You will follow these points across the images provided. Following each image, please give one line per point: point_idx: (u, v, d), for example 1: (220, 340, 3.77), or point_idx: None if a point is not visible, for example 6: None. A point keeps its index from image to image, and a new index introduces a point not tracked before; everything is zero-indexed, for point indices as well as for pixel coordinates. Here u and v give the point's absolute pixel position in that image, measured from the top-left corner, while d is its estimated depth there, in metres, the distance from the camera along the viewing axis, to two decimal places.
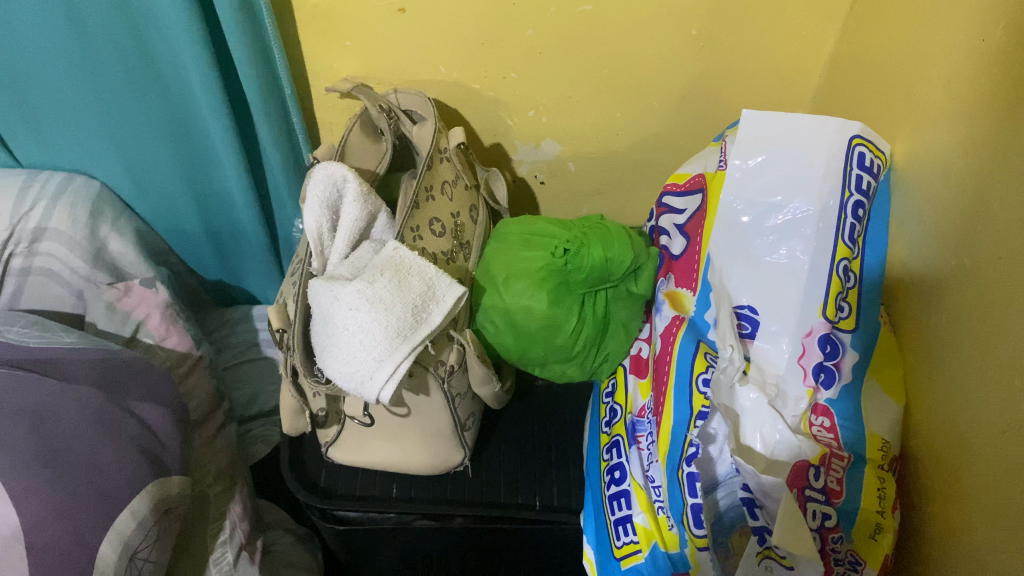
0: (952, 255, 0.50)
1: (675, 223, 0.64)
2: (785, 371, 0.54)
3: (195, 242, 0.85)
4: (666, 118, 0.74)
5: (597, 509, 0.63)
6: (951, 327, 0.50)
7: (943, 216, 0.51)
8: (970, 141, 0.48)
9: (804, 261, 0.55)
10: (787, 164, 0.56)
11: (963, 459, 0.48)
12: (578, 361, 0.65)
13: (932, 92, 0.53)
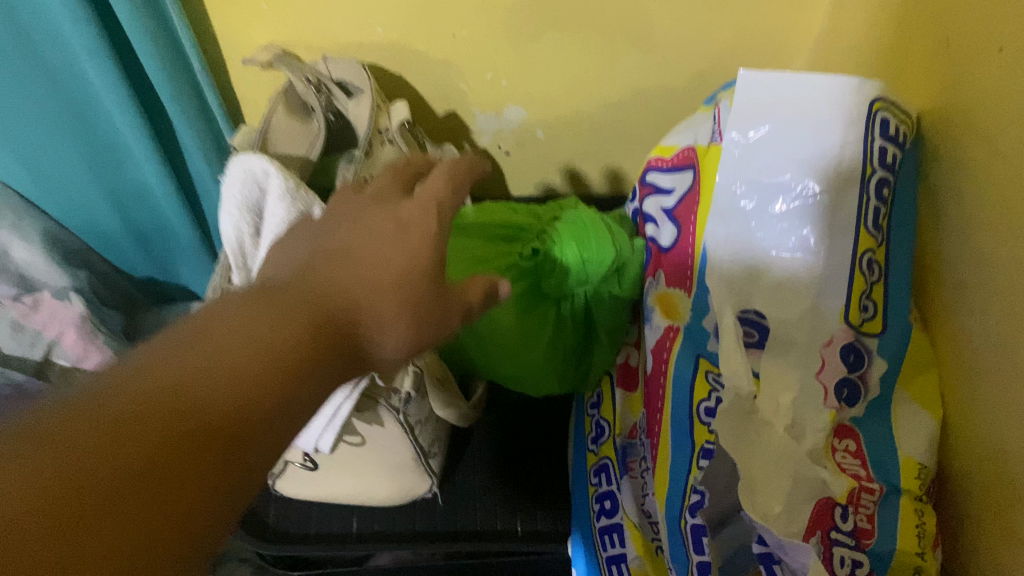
0: (992, 245, 0.40)
1: (663, 207, 0.55)
2: (801, 389, 0.45)
3: (117, 240, 0.75)
4: (642, 78, 0.64)
5: (585, 539, 0.55)
6: (991, 335, 0.41)
7: (981, 194, 0.41)
8: (1004, 94, 0.39)
9: (818, 254, 0.45)
10: (794, 138, 0.46)
11: (1003, 484, 0.40)
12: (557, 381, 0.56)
13: (956, 35, 0.43)
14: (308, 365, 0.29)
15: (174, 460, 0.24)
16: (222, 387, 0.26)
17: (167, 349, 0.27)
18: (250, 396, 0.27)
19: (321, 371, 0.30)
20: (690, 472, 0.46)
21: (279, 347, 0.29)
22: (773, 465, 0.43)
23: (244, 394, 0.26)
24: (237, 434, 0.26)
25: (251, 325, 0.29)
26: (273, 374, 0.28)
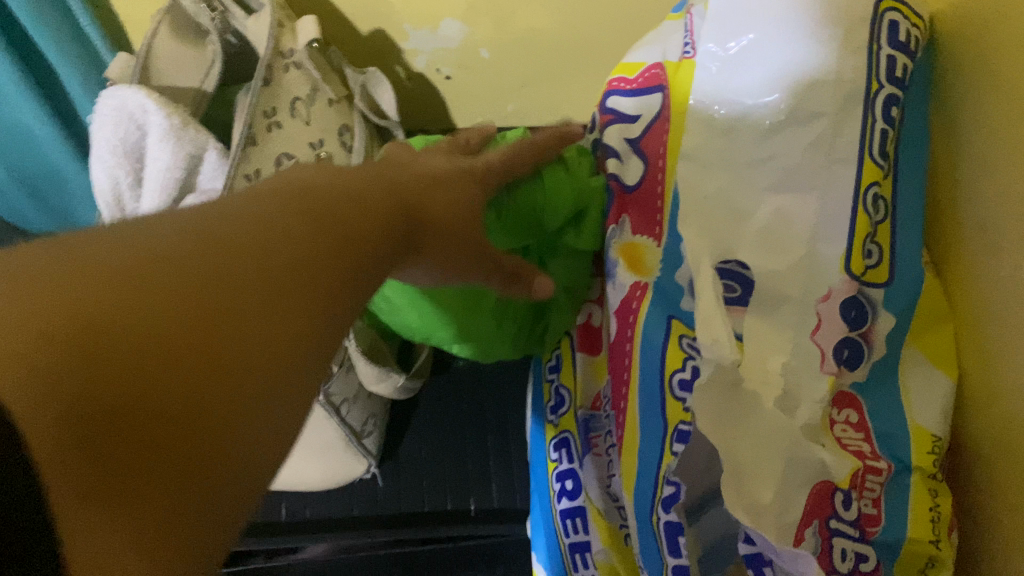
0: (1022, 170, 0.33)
1: (627, 137, 0.45)
2: (794, 355, 0.38)
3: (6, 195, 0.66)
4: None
5: (547, 521, 0.49)
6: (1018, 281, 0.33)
7: (1008, 107, 0.33)
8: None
9: (810, 192, 0.38)
10: (783, 46, 0.38)
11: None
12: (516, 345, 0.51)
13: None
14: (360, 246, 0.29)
15: (244, 313, 0.24)
16: (286, 241, 0.26)
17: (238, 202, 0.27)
18: (328, 253, 0.27)
19: (382, 248, 0.30)
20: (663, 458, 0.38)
21: (346, 217, 0.29)
22: (759, 448, 0.36)
23: (315, 253, 0.27)
24: (308, 287, 0.26)
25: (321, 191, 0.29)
26: (340, 237, 0.28)
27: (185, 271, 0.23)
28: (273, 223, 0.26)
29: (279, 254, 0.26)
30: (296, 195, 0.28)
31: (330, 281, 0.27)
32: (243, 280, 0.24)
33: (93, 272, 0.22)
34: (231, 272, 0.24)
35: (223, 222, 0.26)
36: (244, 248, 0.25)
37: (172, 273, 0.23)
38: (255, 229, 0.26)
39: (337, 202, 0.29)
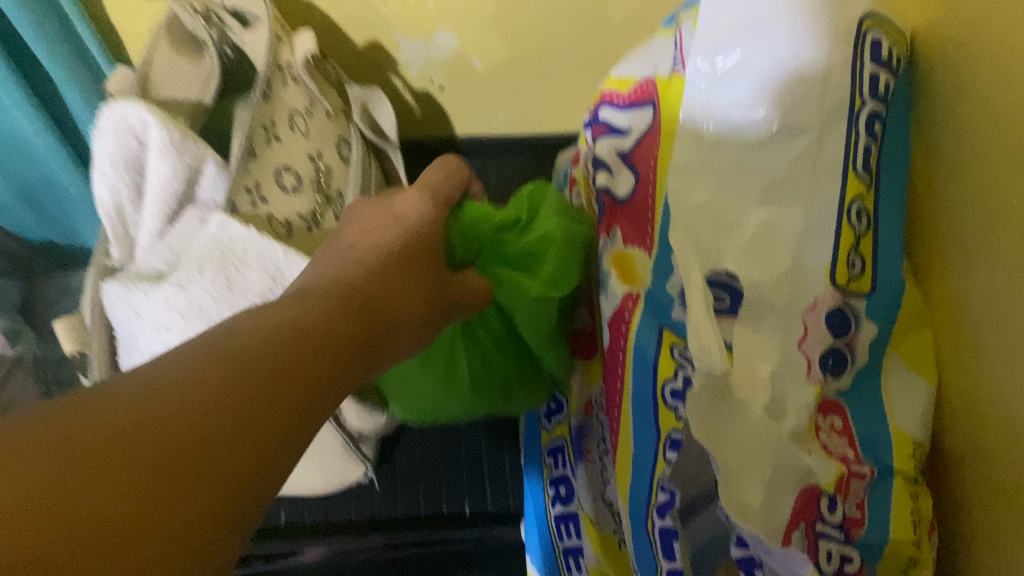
0: (995, 179, 0.34)
1: (618, 150, 0.47)
2: (782, 364, 0.39)
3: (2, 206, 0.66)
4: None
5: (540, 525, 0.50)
6: (993, 287, 0.35)
7: (982, 118, 0.35)
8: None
9: (796, 204, 0.39)
10: (768, 63, 0.39)
11: (1005, 462, 0.34)
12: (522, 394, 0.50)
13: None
14: (329, 357, 0.29)
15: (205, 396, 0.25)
16: (263, 373, 0.27)
17: (205, 338, 0.28)
18: (304, 375, 0.28)
19: (357, 355, 0.31)
20: (656, 467, 0.40)
21: (319, 329, 0.30)
22: (749, 456, 0.37)
23: (293, 377, 0.28)
24: (283, 413, 0.27)
25: (289, 310, 0.30)
26: (316, 354, 0.29)
27: (170, 416, 0.24)
28: (251, 358, 0.27)
29: (259, 386, 0.26)
30: (274, 324, 0.29)
31: (304, 403, 0.28)
32: (226, 417, 0.25)
33: (88, 425, 0.22)
34: (219, 415, 0.25)
35: (208, 365, 0.26)
36: (228, 385, 0.26)
37: (161, 424, 0.23)
38: (234, 367, 0.26)
39: (308, 317, 0.30)
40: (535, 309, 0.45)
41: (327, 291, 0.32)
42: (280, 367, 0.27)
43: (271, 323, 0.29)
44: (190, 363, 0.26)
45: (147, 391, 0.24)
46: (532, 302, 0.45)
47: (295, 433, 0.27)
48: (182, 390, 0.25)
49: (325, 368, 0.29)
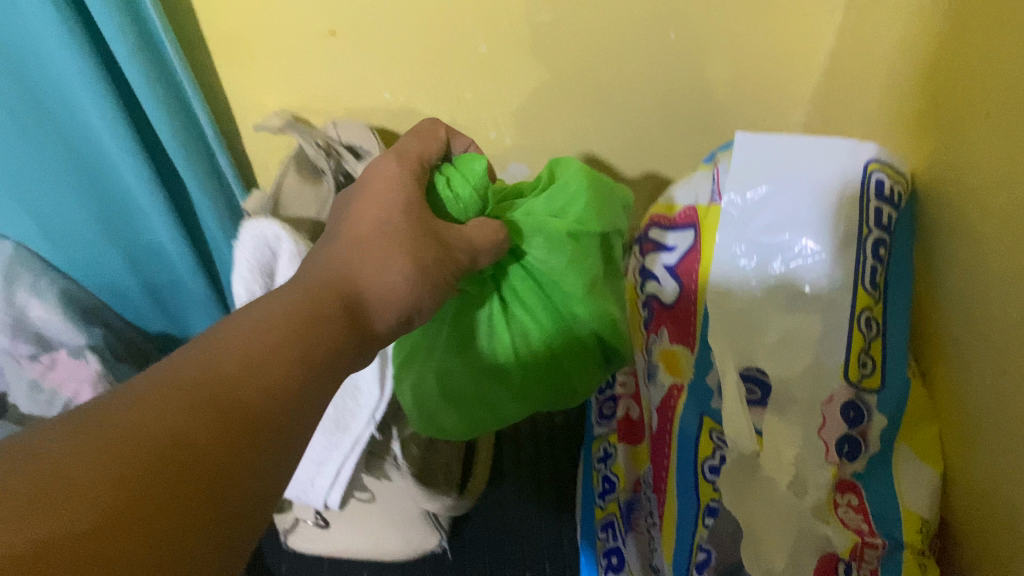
0: (972, 281, 0.42)
1: (665, 265, 0.56)
2: (805, 449, 0.45)
3: (134, 302, 0.78)
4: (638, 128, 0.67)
5: None
6: (976, 370, 0.42)
7: (960, 232, 0.43)
8: (972, 139, 0.41)
9: (814, 312, 0.46)
10: (791, 197, 0.48)
11: (1002, 523, 0.40)
12: (549, 361, 0.50)
13: (923, 90, 0.46)
14: (307, 376, 0.32)
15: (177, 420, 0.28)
16: (250, 396, 0.30)
17: (189, 354, 0.31)
18: (282, 392, 0.31)
19: (315, 379, 0.33)
20: (696, 530, 0.49)
21: (298, 346, 0.33)
22: (775, 521, 0.45)
23: (270, 399, 0.31)
24: (261, 428, 0.30)
25: (268, 322, 0.33)
26: (297, 376, 0.32)
27: (156, 436, 0.27)
28: (234, 379, 0.30)
29: (239, 408, 0.29)
30: (248, 340, 0.32)
31: (279, 419, 0.31)
32: (207, 438, 0.28)
33: (79, 440, 0.26)
34: (201, 436, 0.28)
35: (188, 385, 0.29)
36: (213, 408, 0.29)
37: (153, 439, 0.27)
38: (225, 388, 0.30)
39: (286, 334, 0.33)
40: (568, 271, 0.47)
41: (293, 299, 0.35)
42: (264, 391, 0.31)
43: (252, 344, 0.32)
44: (169, 383, 0.29)
45: (130, 409, 0.27)
46: (569, 265, 0.47)
47: (277, 446, 0.30)
48: (163, 407, 0.28)
49: (303, 390, 0.32)
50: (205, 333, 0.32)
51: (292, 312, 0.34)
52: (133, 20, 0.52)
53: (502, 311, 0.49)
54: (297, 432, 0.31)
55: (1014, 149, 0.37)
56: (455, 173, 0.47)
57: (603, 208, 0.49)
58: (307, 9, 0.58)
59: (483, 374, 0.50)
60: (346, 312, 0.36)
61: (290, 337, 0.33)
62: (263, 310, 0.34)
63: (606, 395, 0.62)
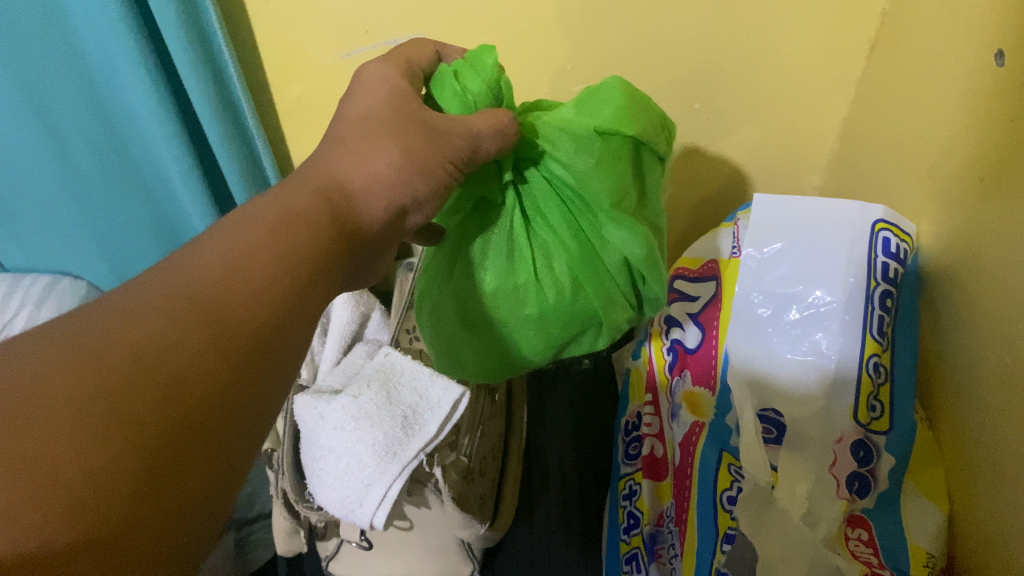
0: (965, 325, 0.46)
1: (689, 312, 0.61)
2: (816, 484, 0.49)
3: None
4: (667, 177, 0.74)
5: None
6: (971, 407, 0.45)
7: (952, 282, 0.48)
8: (961, 202, 0.46)
9: (831, 357, 0.50)
10: (805, 252, 0.53)
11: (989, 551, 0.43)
12: (577, 304, 0.43)
13: (921, 158, 0.52)
14: (301, 303, 0.29)
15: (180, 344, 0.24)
16: (245, 318, 0.26)
17: (173, 280, 0.26)
18: (277, 317, 0.27)
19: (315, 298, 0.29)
20: (714, 556, 0.51)
21: (297, 268, 0.29)
22: (791, 549, 0.48)
23: (269, 326, 0.27)
24: (254, 360, 0.26)
25: (264, 234, 0.29)
26: (294, 299, 0.28)
27: (146, 371, 0.23)
28: (224, 303, 0.26)
29: (235, 334, 0.26)
30: (238, 257, 0.27)
31: (274, 345, 0.27)
32: (203, 374, 0.24)
33: (66, 369, 0.22)
34: (200, 373, 0.24)
35: (173, 306, 0.25)
36: (208, 329, 0.25)
37: (144, 369, 0.23)
38: (212, 296, 0.26)
39: (281, 255, 0.28)
40: (598, 177, 0.41)
41: (275, 215, 0.30)
42: (260, 316, 0.27)
43: (247, 261, 0.27)
44: (154, 302, 0.25)
45: (111, 334, 0.23)
46: (597, 173, 0.41)
47: (271, 383, 0.27)
48: (157, 330, 0.24)
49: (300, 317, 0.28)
50: (174, 258, 0.27)
51: (288, 226, 0.30)
52: (219, 95, 0.59)
53: (523, 231, 0.44)
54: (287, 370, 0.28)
55: (997, 216, 0.42)
56: (463, 65, 0.42)
57: (636, 108, 0.44)
58: None
59: (499, 306, 0.43)
60: (339, 227, 0.32)
61: (283, 266, 0.28)
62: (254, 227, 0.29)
63: (631, 436, 0.67)
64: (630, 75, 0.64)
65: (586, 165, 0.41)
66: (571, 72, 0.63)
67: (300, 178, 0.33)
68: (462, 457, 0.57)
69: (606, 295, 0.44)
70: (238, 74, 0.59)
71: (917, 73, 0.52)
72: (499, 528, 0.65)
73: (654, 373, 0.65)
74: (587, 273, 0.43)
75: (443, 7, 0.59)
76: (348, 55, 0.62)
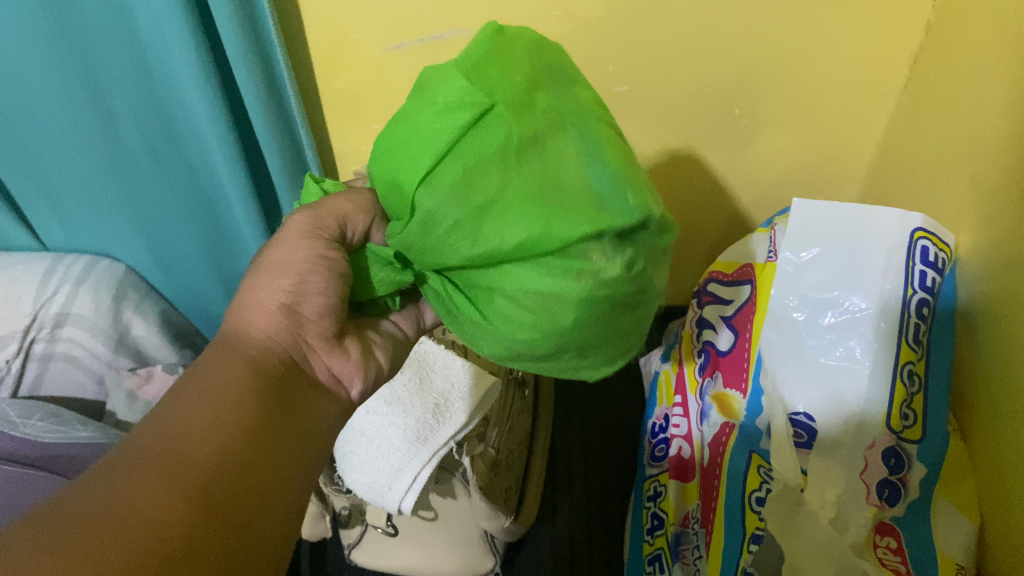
0: (995, 334, 0.46)
1: (722, 315, 0.63)
2: (846, 487, 0.49)
3: (216, 317, 0.91)
4: (703, 185, 0.74)
5: None
6: (1001, 416, 0.44)
7: (985, 291, 0.47)
8: (1000, 213, 0.46)
9: (864, 363, 0.50)
10: (842, 258, 0.53)
11: (1008, 561, 0.43)
12: (577, 313, 0.37)
13: (960, 169, 0.52)
14: (260, 447, 0.33)
15: (161, 495, 0.28)
16: (215, 465, 0.31)
17: (149, 446, 0.31)
18: (238, 462, 0.32)
19: (275, 441, 0.34)
20: (742, 555, 0.53)
21: (243, 418, 0.33)
22: (820, 554, 0.48)
23: (225, 466, 0.31)
24: (219, 497, 0.30)
25: (203, 393, 0.34)
26: (244, 439, 0.33)
27: (126, 521, 0.27)
28: (183, 456, 0.30)
29: (193, 476, 0.30)
30: (202, 415, 0.32)
31: (244, 481, 0.32)
32: (174, 512, 0.28)
33: (72, 528, 0.26)
34: (174, 516, 0.28)
35: (131, 467, 0.29)
36: (169, 476, 0.29)
37: (134, 527, 0.27)
38: (182, 451, 0.31)
39: (227, 411, 0.33)
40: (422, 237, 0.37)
41: (229, 379, 0.35)
42: (214, 458, 0.31)
43: (192, 418, 0.32)
44: (113, 469, 0.29)
45: (88, 499, 0.27)
46: (425, 233, 0.37)
47: (244, 515, 0.31)
48: (119, 490, 0.28)
49: (257, 457, 0.33)
50: (137, 432, 0.32)
51: (221, 381, 0.35)
52: (266, 84, 0.60)
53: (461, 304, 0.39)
54: (265, 518, 0.32)
55: None
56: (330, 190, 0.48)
57: (446, 109, 0.37)
58: (413, 73, 0.66)
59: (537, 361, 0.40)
60: (261, 377, 0.36)
61: (228, 416, 0.33)
62: (193, 387, 0.34)
63: (659, 438, 0.69)
64: (671, 80, 0.64)
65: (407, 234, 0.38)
66: (613, 73, 0.64)
67: (230, 340, 0.38)
68: (490, 449, 0.58)
69: (570, 283, 0.36)
70: (287, 66, 0.60)
71: (961, 83, 0.52)
72: (522, 523, 0.66)
73: (685, 378, 0.67)
74: (536, 291, 0.36)
75: (491, 5, 0.60)
76: (394, 48, 0.64)
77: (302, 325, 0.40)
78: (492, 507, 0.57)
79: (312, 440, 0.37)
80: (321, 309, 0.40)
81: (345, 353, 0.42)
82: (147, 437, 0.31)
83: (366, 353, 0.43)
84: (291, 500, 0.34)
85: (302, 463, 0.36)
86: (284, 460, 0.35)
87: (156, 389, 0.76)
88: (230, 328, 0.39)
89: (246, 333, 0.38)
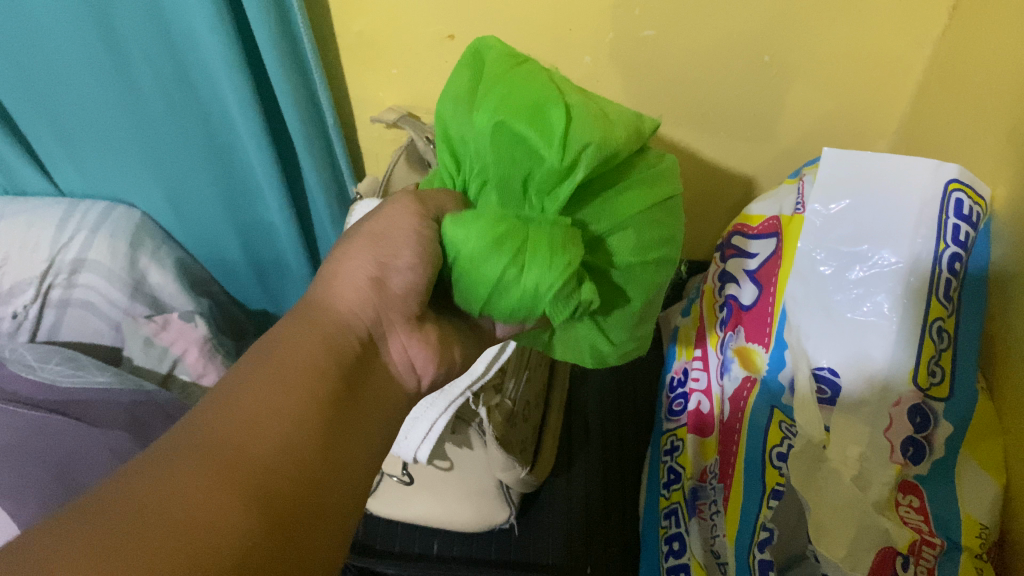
0: None
1: (746, 269, 0.62)
2: (868, 447, 0.48)
3: (233, 266, 0.90)
4: (729, 138, 0.73)
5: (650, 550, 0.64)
6: None
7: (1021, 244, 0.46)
8: None
9: (891, 318, 0.48)
10: (872, 211, 0.51)
11: None
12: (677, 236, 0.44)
13: (998, 119, 0.50)
14: (323, 435, 0.31)
15: (218, 489, 0.27)
16: (274, 461, 0.29)
17: (210, 430, 0.29)
18: (302, 456, 0.30)
19: (339, 429, 0.33)
20: (761, 509, 0.52)
21: (308, 405, 0.32)
22: (841, 513, 0.46)
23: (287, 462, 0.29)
24: (277, 500, 0.28)
25: (268, 380, 0.32)
26: (310, 432, 0.31)
27: (180, 515, 0.25)
28: (243, 448, 0.29)
29: (252, 475, 0.28)
30: (264, 403, 0.31)
31: (306, 476, 0.30)
32: (231, 510, 0.26)
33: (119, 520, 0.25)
34: (231, 511, 0.26)
35: (188, 461, 0.28)
36: (223, 469, 0.28)
37: (186, 519, 0.25)
38: (242, 441, 0.29)
39: (291, 395, 0.32)
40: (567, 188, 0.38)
41: (299, 361, 0.33)
42: (278, 454, 0.29)
43: (257, 407, 0.30)
44: (169, 461, 0.28)
45: (140, 487, 0.26)
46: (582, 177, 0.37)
47: (304, 520, 0.29)
48: (169, 486, 0.26)
49: (323, 453, 0.31)
50: (195, 414, 0.30)
51: (295, 363, 0.33)
52: (280, 25, 0.58)
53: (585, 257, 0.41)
54: (325, 513, 0.30)
55: None
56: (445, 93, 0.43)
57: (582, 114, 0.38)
58: (432, 15, 0.64)
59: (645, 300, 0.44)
60: (336, 358, 0.35)
61: (294, 406, 0.31)
62: (261, 371, 0.32)
63: (676, 393, 0.68)
64: (699, 25, 0.62)
65: (562, 194, 0.38)
66: (639, 16, 0.62)
67: (304, 316, 0.36)
68: (507, 401, 0.57)
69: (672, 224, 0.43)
70: (300, 9, 0.58)
71: (1004, 27, 0.50)
72: (538, 475, 0.66)
73: (705, 331, 0.67)
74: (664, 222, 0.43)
75: None
76: None
77: (390, 301, 0.38)
78: (508, 457, 0.57)
79: (378, 419, 0.36)
80: (410, 284, 0.39)
81: (425, 337, 0.40)
82: (211, 420, 0.30)
83: (445, 344, 0.41)
84: (352, 497, 0.32)
85: (366, 446, 0.34)
86: (348, 446, 0.33)
87: (173, 336, 0.77)
88: (319, 292, 0.38)
89: (330, 302, 0.37)
